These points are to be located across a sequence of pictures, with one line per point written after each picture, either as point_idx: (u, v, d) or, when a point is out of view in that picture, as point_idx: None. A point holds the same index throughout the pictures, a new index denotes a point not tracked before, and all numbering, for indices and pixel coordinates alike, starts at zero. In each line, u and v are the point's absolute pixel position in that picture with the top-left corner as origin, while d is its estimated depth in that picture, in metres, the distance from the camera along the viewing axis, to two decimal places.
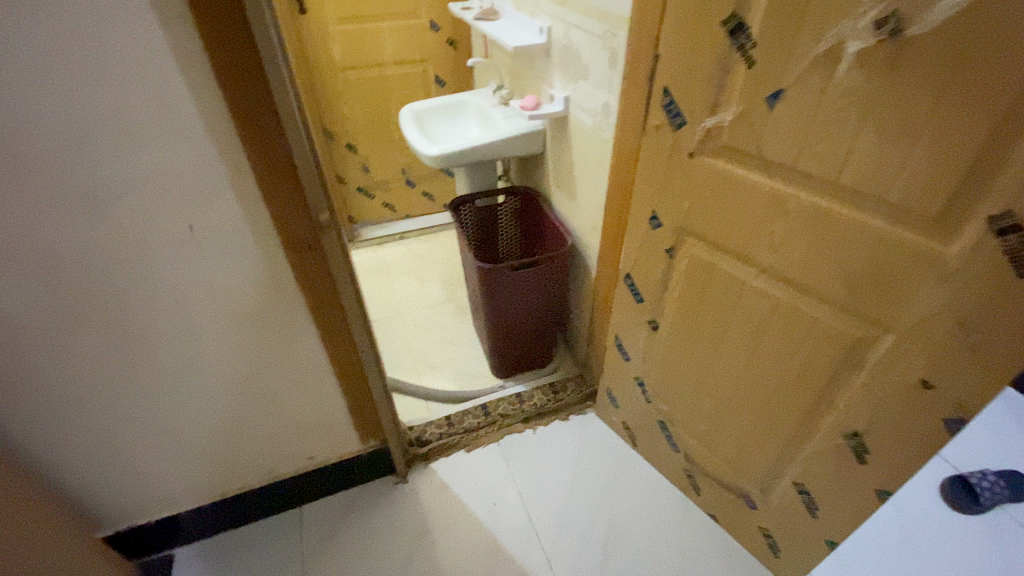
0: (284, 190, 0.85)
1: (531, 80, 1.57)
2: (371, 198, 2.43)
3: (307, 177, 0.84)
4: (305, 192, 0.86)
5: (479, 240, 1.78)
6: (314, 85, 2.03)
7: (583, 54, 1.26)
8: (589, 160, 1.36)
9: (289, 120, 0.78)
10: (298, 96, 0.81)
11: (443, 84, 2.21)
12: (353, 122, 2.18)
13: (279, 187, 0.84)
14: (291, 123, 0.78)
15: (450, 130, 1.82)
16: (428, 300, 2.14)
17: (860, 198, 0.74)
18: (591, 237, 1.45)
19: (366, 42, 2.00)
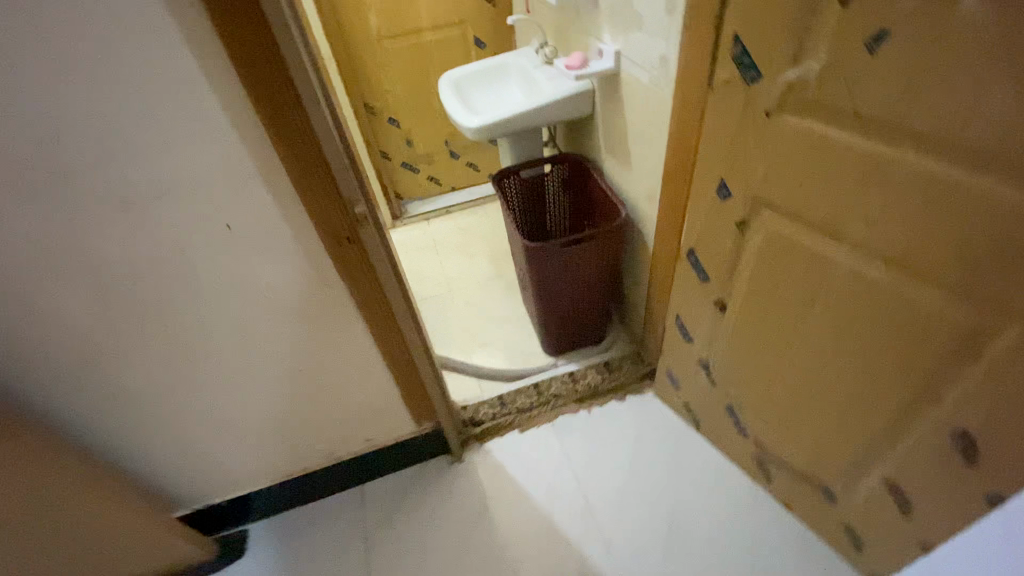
0: (317, 183, 0.80)
1: (576, 35, 1.43)
2: (416, 172, 2.39)
3: (340, 168, 0.79)
4: (339, 184, 0.81)
5: (526, 213, 1.70)
6: (353, 59, 1.98)
7: (635, 1, 1.11)
8: (644, 122, 1.23)
9: (315, 109, 0.72)
10: (323, 81, 0.75)
11: (483, 46, 2.09)
12: (394, 95, 2.12)
13: (312, 180, 0.80)
14: (317, 112, 0.72)
15: (491, 96, 1.72)
16: (477, 276, 2.10)
17: (975, 156, 0.60)
18: (647, 207, 1.33)
19: (401, 8, 1.90)
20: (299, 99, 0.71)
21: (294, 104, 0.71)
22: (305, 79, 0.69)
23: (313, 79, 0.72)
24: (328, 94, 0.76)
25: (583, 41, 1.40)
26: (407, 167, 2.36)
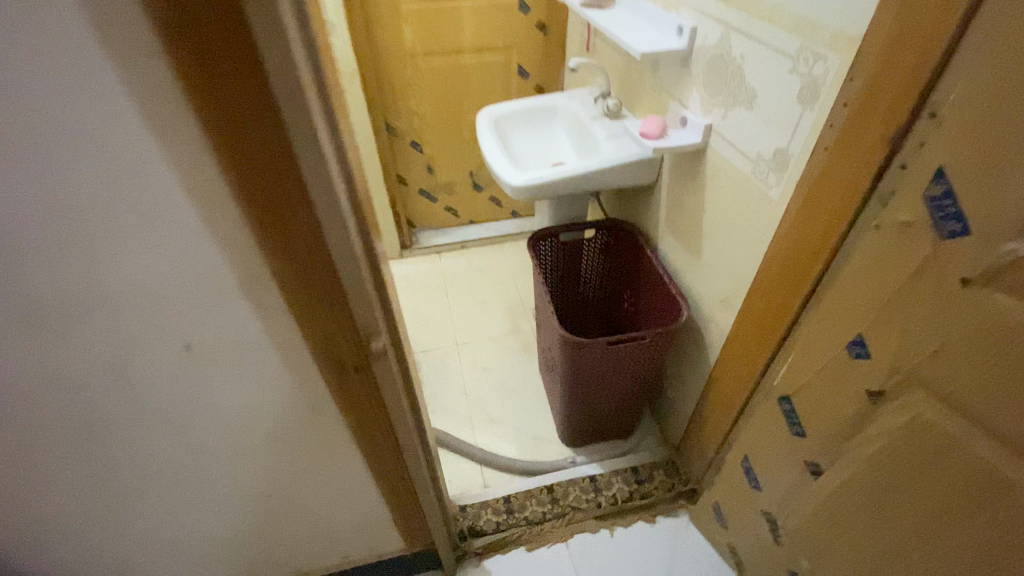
0: (324, 306, 0.55)
1: (650, 92, 1.20)
2: (433, 201, 2.15)
3: (358, 291, 0.55)
4: (353, 310, 0.56)
5: (559, 281, 1.45)
6: (381, 74, 1.74)
7: (747, 73, 0.88)
8: (731, 216, 0.99)
9: (336, 220, 0.48)
10: (355, 170, 0.51)
11: (527, 76, 1.86)
12: (421, 118, 1.88)
13: (316, 304, 0.55)
14: (337, 223, 0.48)
15: (534, 142, 1.49)
16: (489, 330, 1.85)
17: None
18: (716, 312, 1.09)
19: (442, 26, 1.68)
20: (308, 206, 0.46)
21: (301, 213, 0.46)
22: (326, 181, 0.45)
23: (339, 175, 0.47)
24: (359, 189, 0.52)
25: (659, 101, 1.17)
26: (424, 194, 2.11)
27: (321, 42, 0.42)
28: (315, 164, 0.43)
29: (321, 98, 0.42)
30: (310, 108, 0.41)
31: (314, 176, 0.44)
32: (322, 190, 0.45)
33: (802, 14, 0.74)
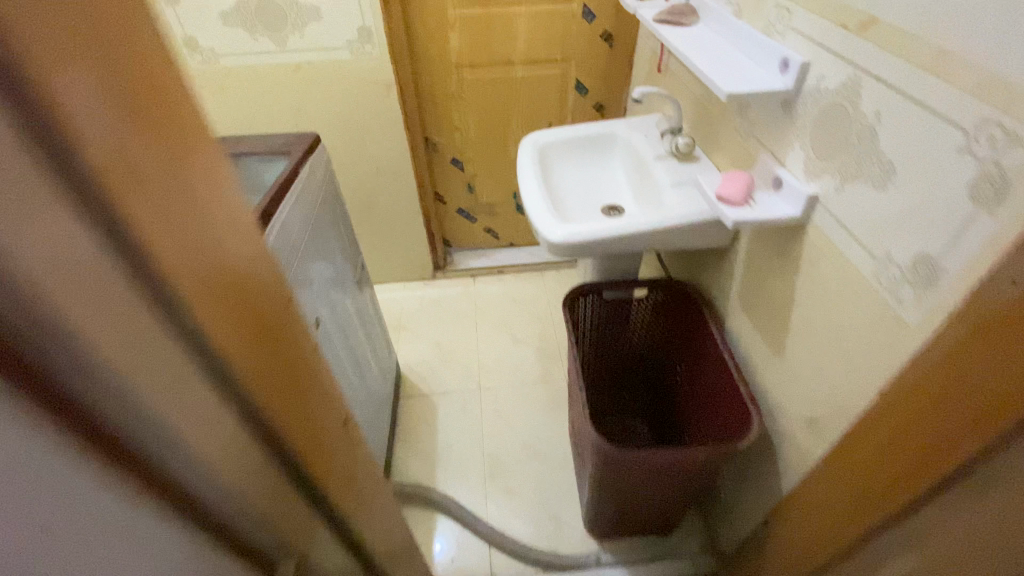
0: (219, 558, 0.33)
1: (734, 135, 0.95)
2: (472, 221, 1.97)
3: (244, 507, 0.32)
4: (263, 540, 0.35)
5: (599, 344, 1.23)
6: (422, 84, 1.57)
7: (883, 139, 0.62)
8: (833, 321, 0.73)
9: (171, 445, 0.26)
10: (266, 342, 0.31)
11: (585, 91, 1.64)
12: (463, 133, 1.70)
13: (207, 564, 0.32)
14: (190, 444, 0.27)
15: (583, 177, 1.27)
16: (517, 374, 1.65)
17: None
18: (799, 433, 0.84)
19: (494, 33, 1.48)
20: (123, 438, 0.24)
21: (94, 449, 0.23)
22: (125, 393, 0.23)
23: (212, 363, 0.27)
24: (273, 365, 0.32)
25: (745, 149, 0.92)
26: (462, 214, 1.94)
27: (113, 116, 0.20)
28: (90, 375, 0.21)
29: (103, 233, 0.20)
30: (29, 254, 0.18)
31: (94, 390, 0.22)
32: (119, 406, 0.23)
33: (992, 70, 0.49)
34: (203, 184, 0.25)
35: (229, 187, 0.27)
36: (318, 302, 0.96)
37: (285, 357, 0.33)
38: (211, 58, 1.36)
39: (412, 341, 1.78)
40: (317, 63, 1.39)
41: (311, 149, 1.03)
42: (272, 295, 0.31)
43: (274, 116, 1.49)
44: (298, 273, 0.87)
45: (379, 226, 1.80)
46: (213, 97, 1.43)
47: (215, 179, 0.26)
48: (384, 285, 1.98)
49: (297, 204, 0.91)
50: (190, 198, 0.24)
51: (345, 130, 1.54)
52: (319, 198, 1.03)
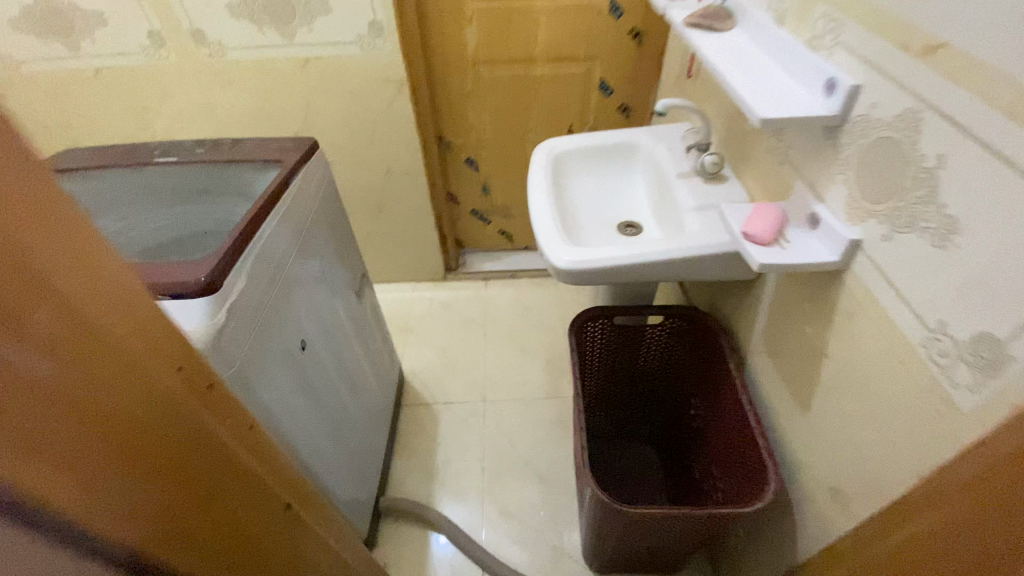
0: None
1: (768, 158, 0.85)
2: (486, 222, 1.90)
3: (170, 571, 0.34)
4: None
5: (608, 371, 1.14)
6: (436, 81, 1.50)
7: (944, 188, 0.53)
8: (872, 387, 0.64)
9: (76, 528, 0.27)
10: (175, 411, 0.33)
11: (610, 92, 1.54)
12: (479, 133, 1.62)
13: None
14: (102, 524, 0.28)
15: (599, 191, 1.18)
16: (523, 387, 1.59)
17: None
18: (823, 501, 0.75)
19: (514, 29, 1.39)
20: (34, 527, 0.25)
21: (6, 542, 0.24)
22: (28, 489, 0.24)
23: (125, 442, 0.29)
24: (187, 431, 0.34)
25: (780, 175, 0.82)
26: (476, 215, 1.87)
27: None
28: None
29: None
30: None
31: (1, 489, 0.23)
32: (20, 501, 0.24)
33: None
34: (53, 292, 0.24)
35: (94, 274, 0.27)
36: (307, 322, 0.91)
37: (159, 445, 0.32)
38: (217, 52, 1.31)
39: (418, 346, 1.73)
40: (327, 58, 1.33)
41: (308, 156, 0.97)
42: (147, 384, 0.31)
43: (282, 113, 1.44)
44: (284, 295, 0.82)
45: (389, 226, 1.75)
46: (221, 91, 1.38)
47: (72, 282, 0.26)
48: (393, 285, 1.93)
49: (285, 220, 0.85)
50: (64, 294, 0.25)
51: (355, 128, 1.48)
52: (315, 208, 0.98)
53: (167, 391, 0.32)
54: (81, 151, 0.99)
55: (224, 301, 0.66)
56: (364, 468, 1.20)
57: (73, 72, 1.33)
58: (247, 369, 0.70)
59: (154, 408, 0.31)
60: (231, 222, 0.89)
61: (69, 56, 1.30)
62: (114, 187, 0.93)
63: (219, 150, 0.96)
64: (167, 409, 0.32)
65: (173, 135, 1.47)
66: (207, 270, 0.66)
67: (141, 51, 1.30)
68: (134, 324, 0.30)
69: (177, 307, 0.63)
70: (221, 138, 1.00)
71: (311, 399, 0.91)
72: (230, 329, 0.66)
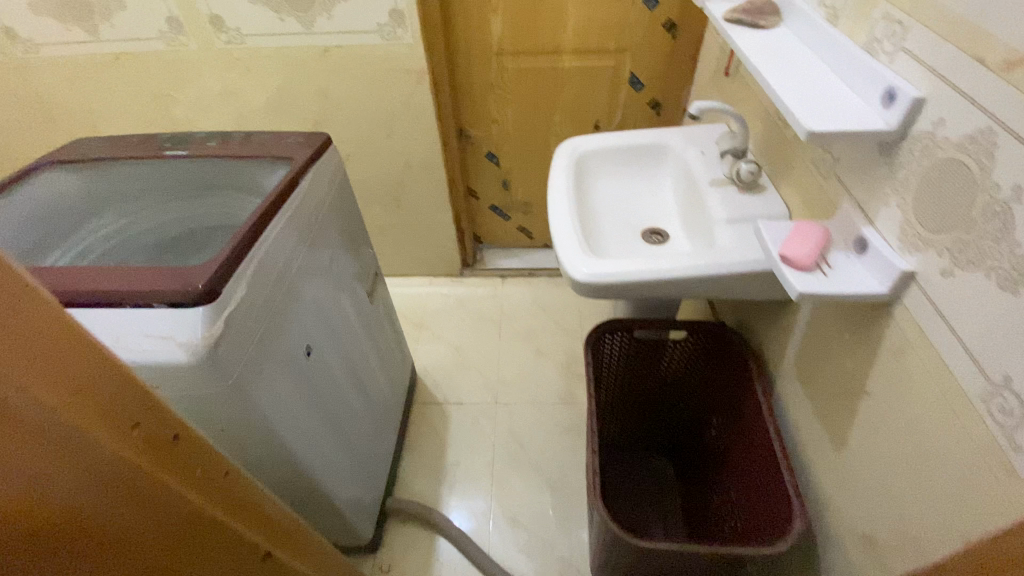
0: None
1: (811, 170, 0.78)
2: (506, 218, 1.85)
3: None
4: None
5: (624, 384, 1.09)
6: (459, 72, 1.44)
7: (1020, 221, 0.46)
8: (920, 434, 0.58)
9: None
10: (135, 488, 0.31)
11: (640, 87, 1.46)
12: (501, 126, 1.57)
13: None
14: None
15: (624, 194, 1.12)
16: (536, 391, 1.55)
17: None
18: (854, 548, 0.70)
19: (541, 18, 1.33)
20: None
21: None
22: None
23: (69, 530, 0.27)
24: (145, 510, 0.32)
25: (824, 190, 0.75)
26: (496, 210, 1.83)
27: None
28: None
29: None
30: None
31: None
32: None
33: None
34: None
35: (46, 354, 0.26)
36: (314, 325, 0.88)
37: (113, 528, 0.30)
38: (236, 39, 1.28)
39: (432, 343, 1.70)
40: (346, 47, 1.29)
41: (321, 152, 0.94)
42: (104, 463, 0.29)
43: (300, 102, 1.41)
44: (289, 299, 0.79)
45: (407, 220, 1.72)
46: (239, 79, 1.36)
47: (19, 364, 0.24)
48: (409, 279, 1.91)
49: (292, 220, 0.82)
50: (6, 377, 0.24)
51: (373, 119, 1.44)
52: (326, 207, 0.94)
53: (130, 464, 0.31)
54: (94, 142, 0.97)
55: (222, 310, 0.63)
56: (370, 470, 1.18)
57: (94, 57, 1.32)
58: (244, 378, 0.67)
59: (111, 489, 0.29)
60: (239, 219, 0.87)
61: (91, 41, 1.29)
62: (125, 181, 0.92)
63: (230, 144, 0.94)
64: (130, 485, 0.31)
65: (192, 122, 1.46)
66: (206, 275, 0.63)
67: (161, 37, 1.28)
68: (92, 402, 0.28)
69: (173, 315, 0.60)
70: (234, 131, 0.97)
71: (313, 404, 0.89)
72: (227, 338, 0.63)
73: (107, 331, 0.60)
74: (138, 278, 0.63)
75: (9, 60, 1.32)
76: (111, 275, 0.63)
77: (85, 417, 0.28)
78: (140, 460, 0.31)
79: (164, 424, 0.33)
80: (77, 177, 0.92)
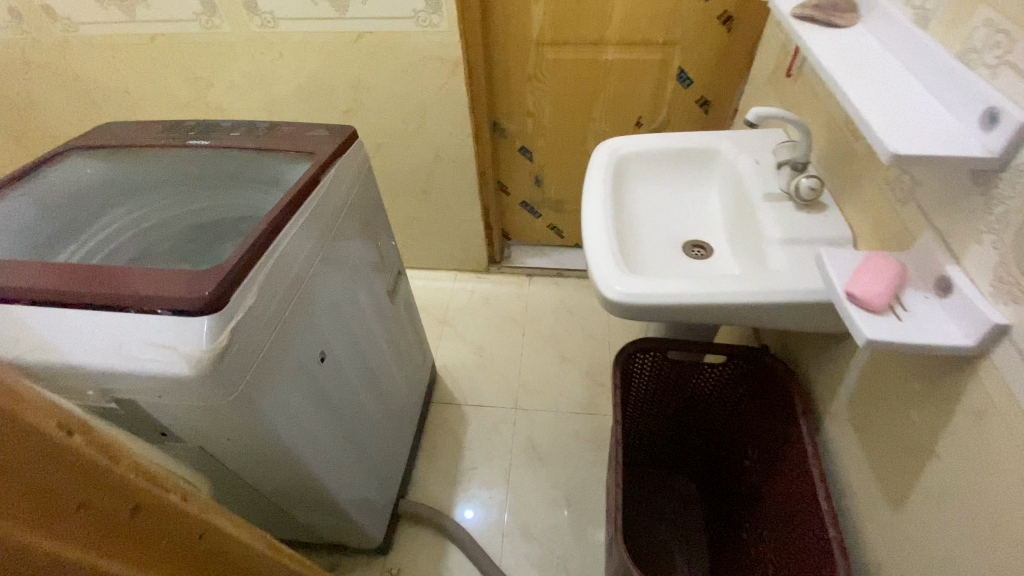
0: None
1: (885, 192, 0.69)
2: (537, 215, 1.79)
3: None
4: None
5: (653, 405, 1.03)
6: (495, 63, 1.38)
7: None
8: (999, 511, 0.50)
9: None
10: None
11: (688, 83, 1.37)
12: (537, 120, 1.50)
13: None
14: None
15: (664, 202, 1.04)
16: (558, 398, 1.49)
17: None
18: None
19: (584, 6, 1.24)
20: None
21: None
22: None
23: None
24: None
25: (900, 215, 0.66)
26: (526, 207, 1.76)
27: None
28: None
29: None
30: None
31: None
32: None
33: None
34: None
35: None
36: (330, 328, 0.85)
37: None
38: (269, 23, 1.24)
39: (455, 340, 1.67)
40: (380, 33, 1.24)
41: (345, 147, 0.89)
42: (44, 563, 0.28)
43: (332, 89, 1.37)
44: (304, 303, 0.75)
45: (435, 213, 1.67)
46: (271, 64, 1.33)
47: None
48: (436, 273, 1.87)
49: (312, 220, 0.78)
50: None
51: (405, 109, 1.39)
52: (348, 204, 0.90)
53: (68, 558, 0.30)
54: (122, 128, 0.96)
55: (230, 318, 0.59)
56: (384, 472, 1.16)
57: (130, 38, 1.31)
58: (251, 387, 0.64)
59: None
60: (258, 215, 0.84)
61: (127, 21, 1.27)
62: (148, 168, 0.91)
63: (254, 135, 0.90)
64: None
65: (225, 107, 1.44)
66: (213, 281, 0.59)
67: (195, 19, 1.25)
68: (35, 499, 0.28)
69: (177, 323, 0.57)
70: (259, 121, 0.94)
71: (325, 409, 0.86)
72: (234, 349, 0.60)
73: (110, 336, 0.58)
74: (145, 281, 0.60)
75: (49, 39, 1.32)
76: (118, 277, 0.60)
77: (28, 517, 0.27)
78: (67, 543, 0.30)
79: (113, 502, 0.33)
80: (104, 162, 0.91)
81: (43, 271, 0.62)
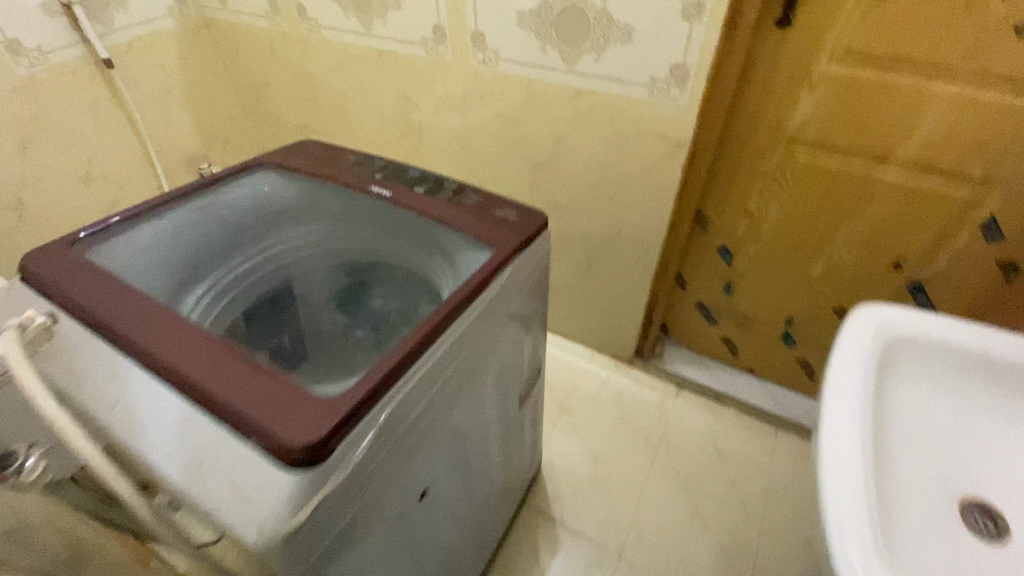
0: None
1: None
2: (711, 323, 1.48)
3: None
4: None
5: None
6: (726, 148, 1.13)
7: None
8: None
9: None
10: None
11: (996, 237, 0.99)
12: (755, 224, 1.21)
13: None
14: None
15: (941, 425, 0.70)
16: (676, 565, 1.18)
17: None
18: None
19: (875, 112, 0.95)
20: None
21: None
22: None
23: None
24: None
25: None
26: (702, 310, 1.47)
27: None
28: None
29: None
30: None
31: None
32: None
33: None
34: None
35: None
36: (448, 458, 0.68)
37: None
38: (491, 61, 1.15)
39: (571, 435, 1.43)
40: (602, 94, 1.07)
41: (530, 241, 0.73)
42: None
43: (530, 138, 1.23)
44: (425, 438, 0.60)
45: (595, 287, 1.46)
46: (477, 98, 1.23)
47: None
48: (573, 345, 1.65)
49: (465, 336, 0.62)
50: None
51: (601, 177, 1.21)
52: (514, 307, 0.74)
53: None
54: (316, 147, 0.90)
55: (325, 479, 0.45)
56: None
57: (358, 47, 1.31)
58: (327, 558, 0.49)
59: None
60: (413, 301, 0.71)
61: (361, 33, 1.28)
62: (322, 199, 0.83)
63: (437, 196, 0.78)
64: None
65: (421, 129, 1.39)
66: (325, 420, 0.45)
67: (422, 43, 1.21)
68: None
69: (267, 466, 0.44)
70: (448, 180, 0.82)
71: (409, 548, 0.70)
72: (316, 519, 0.44)
73: (194, 450, 0.46)
74: (253, 390, 0.47)
75: (295, 35, 1.40)
76: (223, 370, 0.49)
77: None
78: None
79: None
80: (284, 181, 0.84)
81: (163, 330, 0.53)
